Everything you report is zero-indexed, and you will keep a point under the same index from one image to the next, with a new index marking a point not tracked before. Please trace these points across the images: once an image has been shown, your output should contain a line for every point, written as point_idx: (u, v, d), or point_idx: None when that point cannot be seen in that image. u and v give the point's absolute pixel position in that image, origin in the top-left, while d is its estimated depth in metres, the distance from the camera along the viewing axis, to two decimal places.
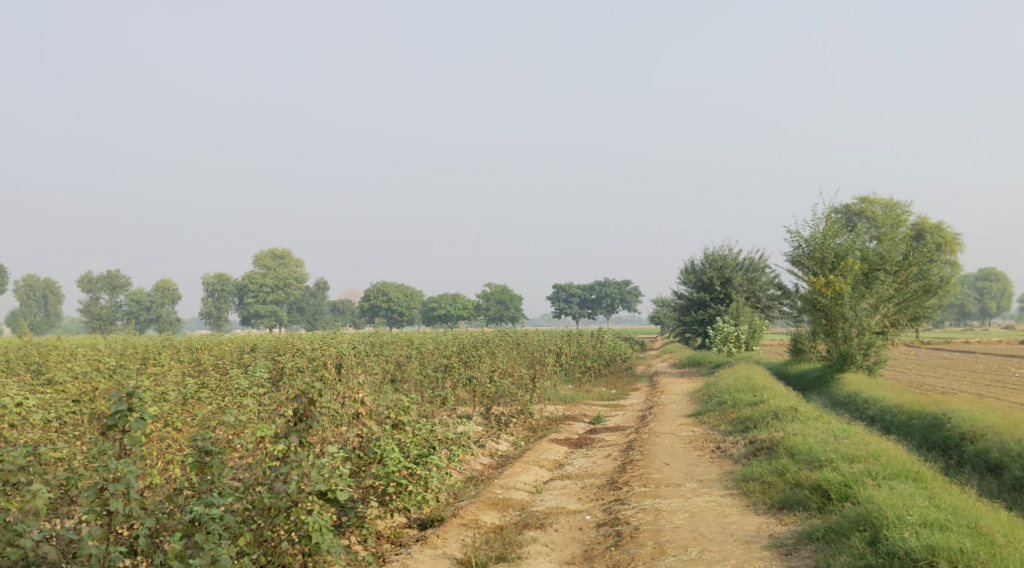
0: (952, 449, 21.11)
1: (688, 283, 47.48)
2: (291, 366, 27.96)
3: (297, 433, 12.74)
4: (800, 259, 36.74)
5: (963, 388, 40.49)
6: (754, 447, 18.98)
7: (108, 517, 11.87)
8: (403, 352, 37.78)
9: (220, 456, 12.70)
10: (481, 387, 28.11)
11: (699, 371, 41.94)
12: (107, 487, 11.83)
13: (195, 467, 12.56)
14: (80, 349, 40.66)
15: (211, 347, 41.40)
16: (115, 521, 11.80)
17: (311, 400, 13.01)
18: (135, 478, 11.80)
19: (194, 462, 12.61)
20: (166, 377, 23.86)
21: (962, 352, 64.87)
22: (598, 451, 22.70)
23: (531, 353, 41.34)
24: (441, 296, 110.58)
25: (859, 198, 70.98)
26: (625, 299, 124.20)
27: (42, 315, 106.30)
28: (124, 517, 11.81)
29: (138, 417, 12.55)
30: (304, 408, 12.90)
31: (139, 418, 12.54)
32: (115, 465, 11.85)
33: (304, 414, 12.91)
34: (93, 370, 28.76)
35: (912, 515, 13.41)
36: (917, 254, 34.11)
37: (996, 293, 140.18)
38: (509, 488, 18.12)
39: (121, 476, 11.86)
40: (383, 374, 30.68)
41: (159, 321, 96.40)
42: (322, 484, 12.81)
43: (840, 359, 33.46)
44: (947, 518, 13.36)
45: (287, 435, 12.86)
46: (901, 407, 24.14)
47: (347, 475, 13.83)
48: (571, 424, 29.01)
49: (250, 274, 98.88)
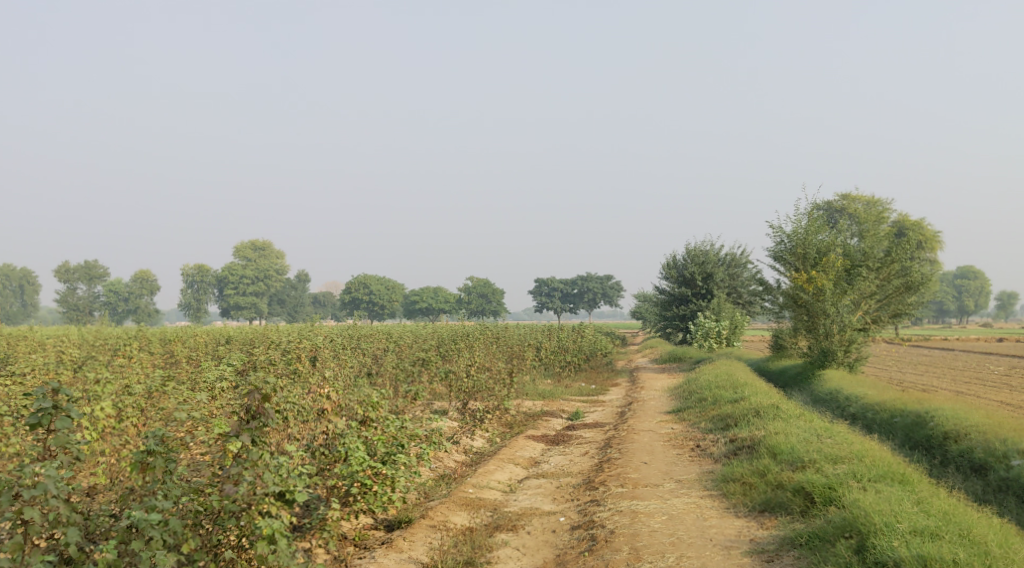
0: (936, 447, 20.64)
1: (669, 277, 46.93)
2: (263, 359, 27.24)
3: (249, 431, 12.17)
4: (782, 254, 36.28)
5: (943, 385, 40.18)
6: (734, 446, 18.45)
7: (25, 525, 11.39)
8: (380, 345, 37.12)
9: (164, 456, 12.16)
10: (458, 382, 27.51)
11: (679, 366, 41.44)
12: (22, 493, 11.37)
13: (136, 467, 11.95)
14: (51, 339, 39.82)
15: (185, 339, 40.64)
16: (33, 529, 11.31)
17: (266, 396, 12.41)
18: (53, 483, 11.32)
19: (136, 462, 12.06)
20: (133, 370, 23.20)
21: (941, 349, 64.63)
22: (575, 448, 22.19)
23: (510, 348, 40.78)
24: (423, 289, 109.78)
25: (841, 194, 70.60)
26: (606, 294, 123.66)
27: (19, 304, 105.07)
28: (43, 525, 11.30)
29: (63, 416, 12.47)
30: (257, 404, 12.32)
31: (65, 417, 12.45)
32: (33, 468, 11.46)
33: (258, 411, 12.34)
34: (60, 362, 27.98)
35: (901, 522, 12.88)
36: (900, 250, 33.72)
37: (975, 291, 140.57)
38: (482, 487, 17.53)
39: (41, 481, 11.39)
40: (358, 368, 30.04)
41: (137, 313, 95.25)
42: (276, 484, 12.21)
43: (821, 355, 33.30)
44: (938, 525, 12.85)
45: (240, 433, 12.30)
46: (882, 405, 23.65)
47: (308, 474, 13.17)
48: (548, 420, 28.45)
49: (230, 266, 97.87)
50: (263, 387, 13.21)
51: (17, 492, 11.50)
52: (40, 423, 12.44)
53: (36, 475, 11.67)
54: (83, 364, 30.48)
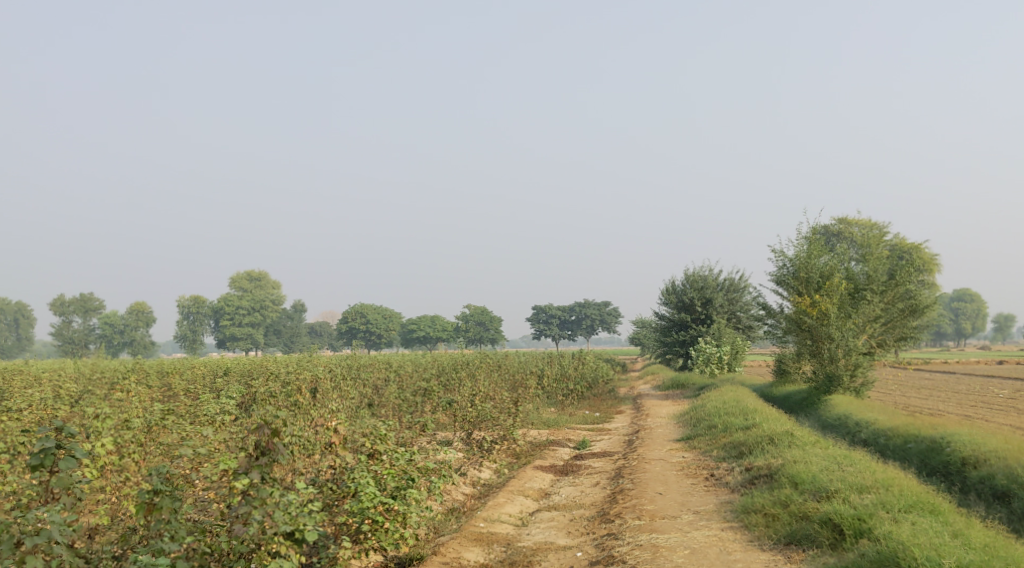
0: (954, 474, 20.16)
1: (668, 303, 46.45)
2: (263, 391, 26.69)
3: (260, 468, 11.70)
4: (784, 278, 35.94)
5: (950, 409, 39.76)
6: (750, 476, 18.00)
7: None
8: (381, 375, 36.60)
9: (171, 496, 11.69)
10: (462, 411, 26.99)
11: (683, 393, 40.91)
12: (24, 541, 11.01)
13: (141, 508, 11.49)
14: (46, 374, 39.21)
15: (182, 371, 40.03)
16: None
17: (276, 431, 11.98)
18: (56, 530, 10.94)
19: (142, 503, 11.62)
20: (131, 404, 22.67)
21: (942, 372, 64.20)
22: (585, 479, 21.66)
23: (512, 377, 40.29)
24: (420, 318, 109.12)
25: (839, 218, 70.34)
26: (604, 321, 123.26)
27: (13, 338, 104.27)
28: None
29: (65, 456, 12.04)
30: (267, 440, 11.85)
31: (67, 457, 12.02)
32: (34, 515, 11.06)
33: (268, 447, 11.86)
34: (56, 396, 27.39)
35: (943, 556, 12.60)
36: (904, 273, 33.46)
37: (972, 313, 140.42)
38: (493, 521, 17.03)
39: (43, 527, 11.00)
40: (359, 399, 29.52)
41: (133, 345, 94.54)
42: (288, 521, 11.78)
43: (826, 381, 32.41)
44: (982, 560, 12.57)
45: (248, 470, 11.82)
46: (895, 430, 23.15)
47: (320, 510, 12.67)
48: (555, 450, 27.94)
49: (227, 296, 97.39)
50: (271, 420, 12.73)
51: (18, 540, 11.13)
52: (42, 464, 12.01)
53: (37, 520, 11.29)
54: (80, 399, 29.87)
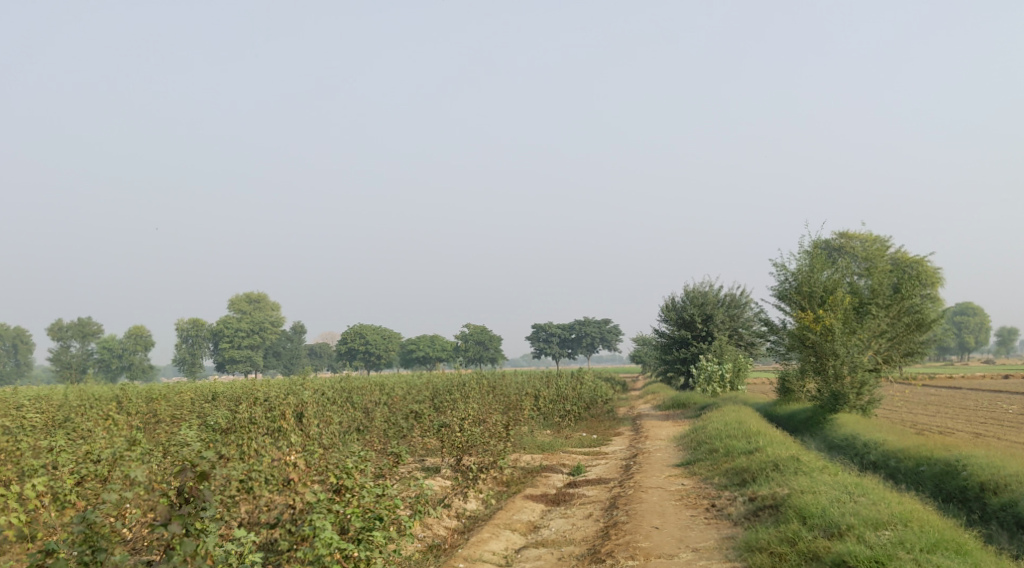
0: (973, 501, 18.83)
1: (667, 319, 44.93)
2: (245, 418, 25.36)
3: (178, 518, 11.99)
4: (787, 293, 34.48)
5: (958, 426, 38.29)
6: (753, 506, 16.64)
7: None
8: (372, 397, 35.05)
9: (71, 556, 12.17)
10: (450, 435, 25.56)
11: (683, 413, 39.46)
12: None
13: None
14: (27, 400, 37.44)
15: (170, 396, 38.36)
16: None
17: (198, 477, 12.55)
18: None
19: (36, 562, 12.20)
20: (102, 433, 21.40)
21: (948, 388, 62.53)
22: (577, 510, 20.25)
23: (508, 398, 38.70)
24: (420, 337, 107.50)
25: (840, 233, 68.91)
26: (605, 339, 121.68)
27: (12, 364, 102.75)
28: None
29: None
30: (191, 485, 12.41)
31: None
32: None
33: (191, 494, 12.41)
34: (25, 423, 25.66)
35: None
36: (909, 287, 32.16)
37: (974, 327, 139.15)
38: (474, 560, 15.79)
39: None
40: (347, 423, 28.07)
41: (131, 369, 92.94)
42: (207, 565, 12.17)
43: (831, 400, 30.90)
44: None
45: (169, 521, 12.12)
46: (906, 451, 21.59)
47: (254, 559, 12.64)
48: (548, 476, 26.53)
49: (225, 319, 95.95)
50: (195, 462, 13.24)
51: None
52: None
53: None
54: (53, 430, 28.24)
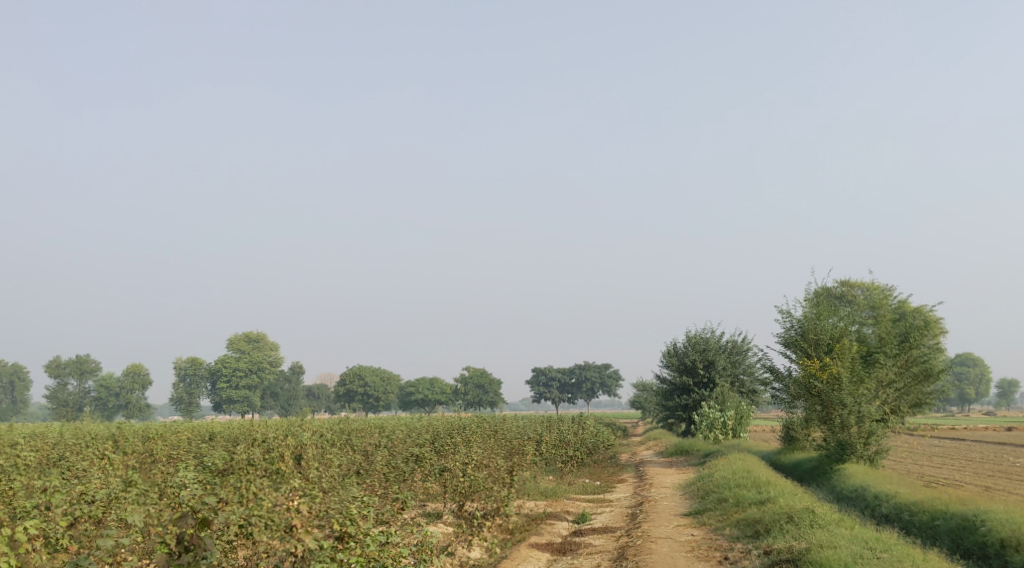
0: (993, 558, 18.34)
1: (668, 366, 44.34)
2: (243, 459, 24.78)
3: None
4: (792, 339, 33.84)
5: (966, 479, 37.77)
6: (768, 559, 16.19)
7: None
8: (372, 439, 34.38)
9: None
10: (453, 480, 25.01)
11: (687, 460, 38.80)
12: None
13: None
14: (22, 437, 36.90)
15: (166, 436, 37.63)
16: None
17: (198, 525, 12.17)
18: None
19: None
20: (97, 473, 20.80)
21: (953, 440, 61.74)
22: (584, 560, 19.67)
23: (509, 442, 38.07)
24: (419, 380, 106.71)
25: (842, 280, 68.54)
26: (605, 384, 120.98)
27: (8, 401, 101.70)
28: None
29: None
30: (190, 534, 12.02)
31: None
32: None
33: (190, 543, 12.01)
34: (19, 462, 25.18)
35: None
36: (917, 336, 31.62)
37: (973, 378, 138.47)
38: None
39: None
40: (347, 465, 27.49)
41: (128, 408, 91.91)
42: None
43: (837, 449, 30.36)
44: None
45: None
46: (920, 504, 20.99)
47: None
48: (552, 524, 25.89)
49: (224, 359, 95.30)
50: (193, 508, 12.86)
51: None
52: None
53: None
54: (47, 469, 27.63)
